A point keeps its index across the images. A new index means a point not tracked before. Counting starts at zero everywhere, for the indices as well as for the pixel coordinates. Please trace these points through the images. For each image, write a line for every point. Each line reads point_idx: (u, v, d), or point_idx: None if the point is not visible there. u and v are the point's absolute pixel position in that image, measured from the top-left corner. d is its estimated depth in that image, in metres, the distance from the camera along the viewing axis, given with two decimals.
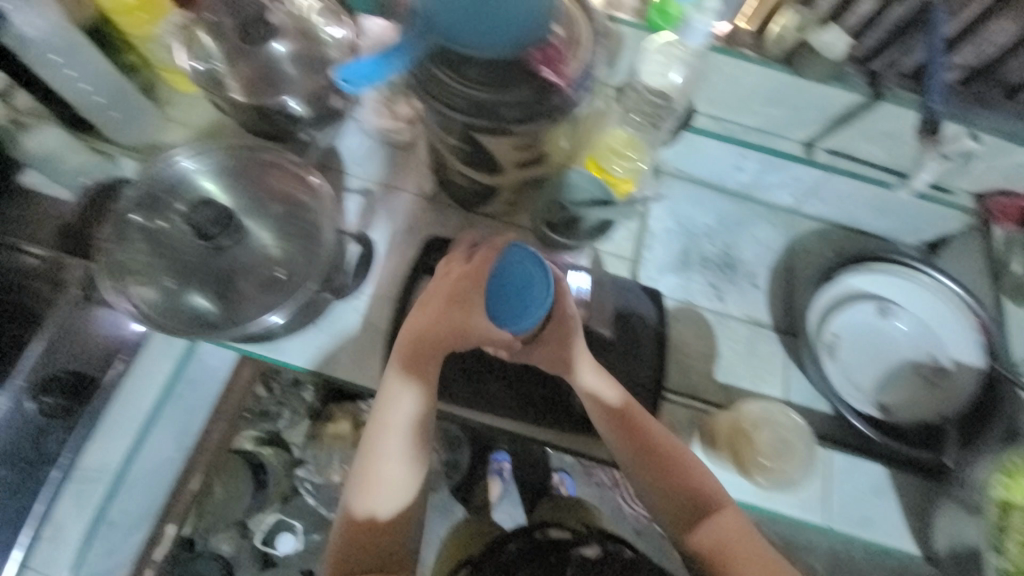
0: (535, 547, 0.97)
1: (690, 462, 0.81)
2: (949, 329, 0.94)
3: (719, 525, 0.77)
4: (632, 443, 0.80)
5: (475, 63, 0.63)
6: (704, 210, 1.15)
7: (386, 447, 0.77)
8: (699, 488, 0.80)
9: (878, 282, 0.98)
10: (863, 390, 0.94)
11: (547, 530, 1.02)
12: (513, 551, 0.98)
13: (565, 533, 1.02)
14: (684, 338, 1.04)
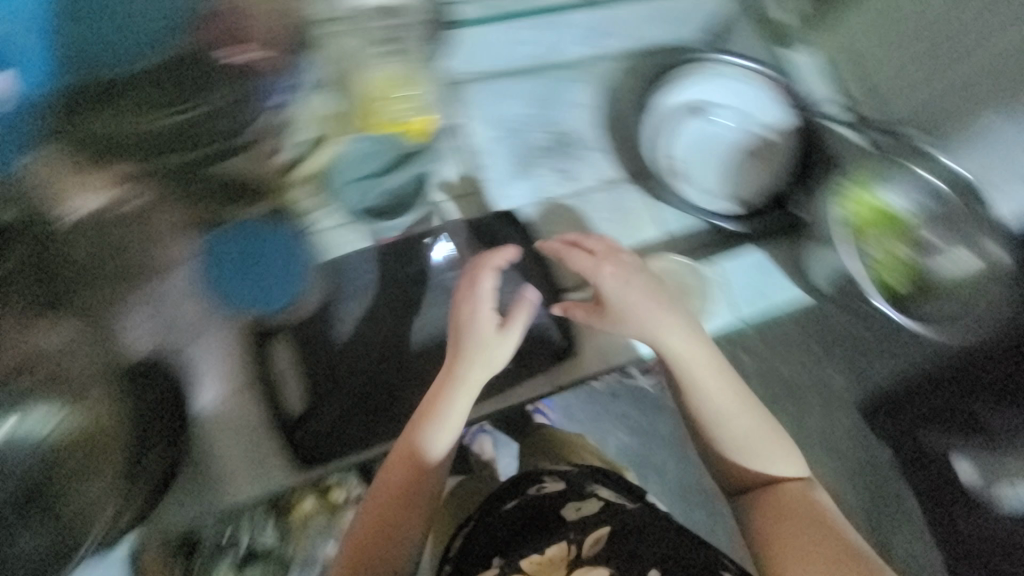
0: (530, 504, 0.84)
1: (711, 401, 0.76)
2: (758, 101, 1.00)
3: (784, 501, 0.74)
4: (722, 429, 0.76)
5: (145, 106, 0.76)
6: (512, 102, 1.07)
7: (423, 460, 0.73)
8: (707, 388, 0.76)
9: (686, 90, 1.01)
10: (718, 192, 1.01)
11: (543, 483, 0.87)
12: (507, 512, 0.84)
13: (561, 483, 0.86)
14: (562, 235, 1.04)
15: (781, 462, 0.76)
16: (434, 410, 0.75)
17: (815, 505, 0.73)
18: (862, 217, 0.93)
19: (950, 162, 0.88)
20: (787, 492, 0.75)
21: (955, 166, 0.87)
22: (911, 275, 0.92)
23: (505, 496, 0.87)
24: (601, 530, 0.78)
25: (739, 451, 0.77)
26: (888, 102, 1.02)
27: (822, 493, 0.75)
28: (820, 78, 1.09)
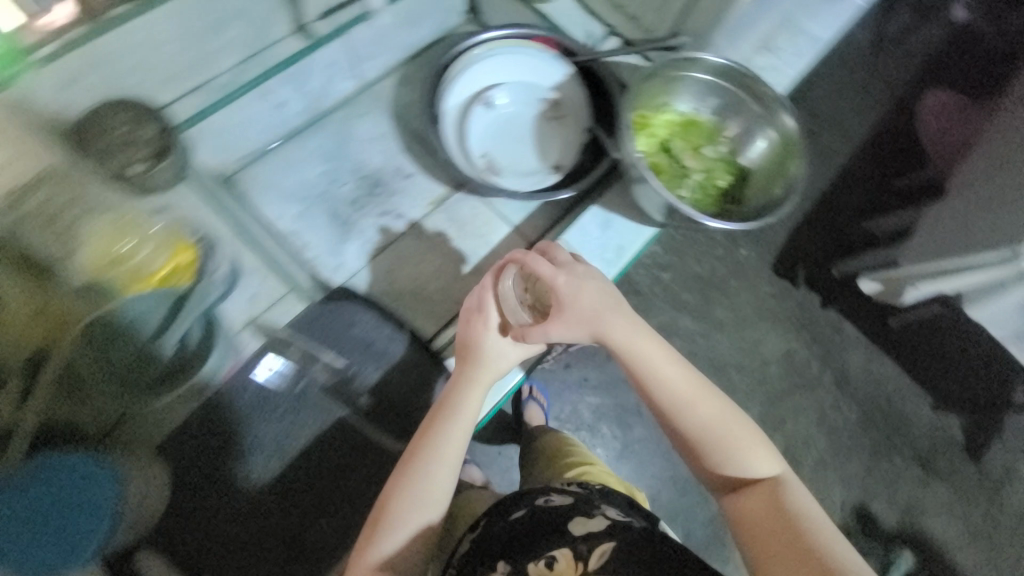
0: (537, 516, 0.82)
1: (687, 409, 0.76)
2: (529, 68, 1.00)
3: (765, 501, 0.71)
4: (703, 438, 0.75)
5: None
6: (305, 165, 1.01)
7: (434, 461, 0.73)
8: (666, 383, 0.77)
9: (459, 88, 0.98)
10: (537, 167, 0.98)
11: (550, 497, 0.85)
12: (512, 521, 0.82)
13: (570, 497, 0.84)
14: (415, 276, 0.98)
15: (756, 459, 0.75)
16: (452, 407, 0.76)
17: (785, 508, 0.69)
18: (670, 133, 0.94)
19: (713, 55, 0.89)
20: (760, 492, 0.72)
21: (720, 58, 0.88)
22: (737, 170, 0.94)
23: (512, 505, 0.85)
24: (604, 545, 0.74)
25: (721, 460, 0.75)
26: (651, 11, 0.99)
27: (794, 492, 0.71)
28: (584, 13, 1.07)
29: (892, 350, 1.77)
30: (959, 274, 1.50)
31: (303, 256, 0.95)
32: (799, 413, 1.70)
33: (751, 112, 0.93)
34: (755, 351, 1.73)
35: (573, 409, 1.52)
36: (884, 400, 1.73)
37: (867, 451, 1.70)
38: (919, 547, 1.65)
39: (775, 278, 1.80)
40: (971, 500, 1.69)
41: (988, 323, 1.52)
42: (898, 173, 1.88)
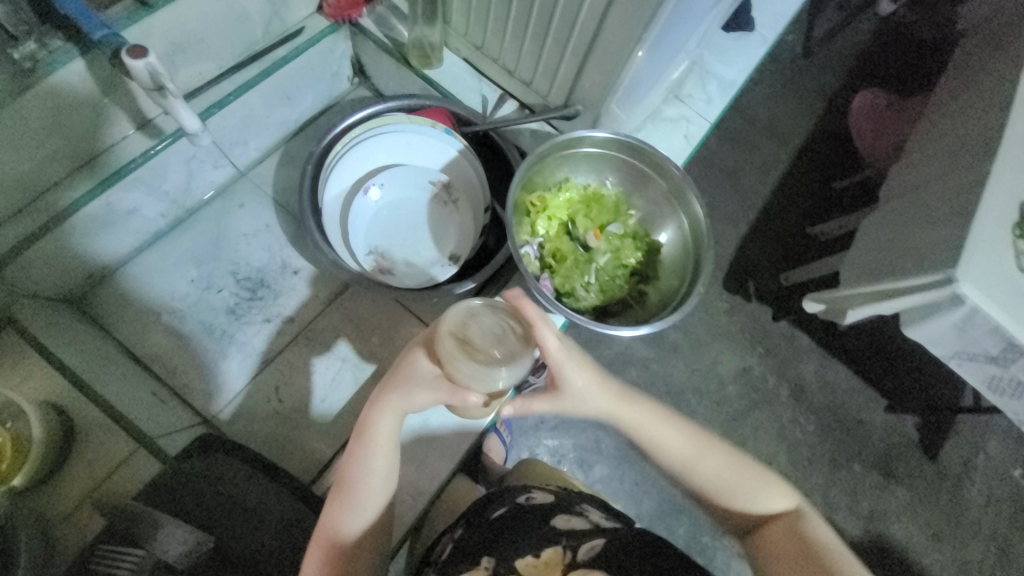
0: (522, 509, 0.72)
1: (681, 454, 0.67)
2: (419, 145, 0.92)
3: (781, 534, 0.63)
4: (708, 482, 0.67)
5: None
6: (170, 275, 0.89)
7: (370, 459, 0.62)
8: (661, 438, 0.67)
9: (339, 176, 0.89)
10: (434, 257, 0.91)
11: (529, 493, 0.75)
12: (491, 518, 0.72)
13: (553, 493, 0.76)
14: (306, 382, 0.87)
15: (770, 492, 0.66)
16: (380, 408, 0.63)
17: (810, 544, 0.61)
18: (571, 212, 0.88)
19: (599, 130, 0.83)
20: (778, 530, 0.64)
21: (607, 133, 0.82)
22: (647, 244, 0.88)
23: (489, 504, 0.75)
24: (594, 538, 0.64)
25: (736, 496, 0.66)
26: (540, 77, 0.91)
27: (817, 526, 0.62)
28: (475, 77, 0.99)
29: (845, 356, 1.75)
30: (902, 296, 1.31)
31: (173, 382, 0.84)
32: (760, 430, 1.63)
33: (653, 186, 0.87)
34: (711, 372, 1.67)
35: (531, 454, 1.40)
36: (840, 408, 1.69)
37: (826, 463, 1.63)
38: (895, 566, 1.54)
39: (727, 292, 1.78)
40: (942, 506, 1.62)
41: (930, 341, 1.38)
42: (836, 177, 1.96)
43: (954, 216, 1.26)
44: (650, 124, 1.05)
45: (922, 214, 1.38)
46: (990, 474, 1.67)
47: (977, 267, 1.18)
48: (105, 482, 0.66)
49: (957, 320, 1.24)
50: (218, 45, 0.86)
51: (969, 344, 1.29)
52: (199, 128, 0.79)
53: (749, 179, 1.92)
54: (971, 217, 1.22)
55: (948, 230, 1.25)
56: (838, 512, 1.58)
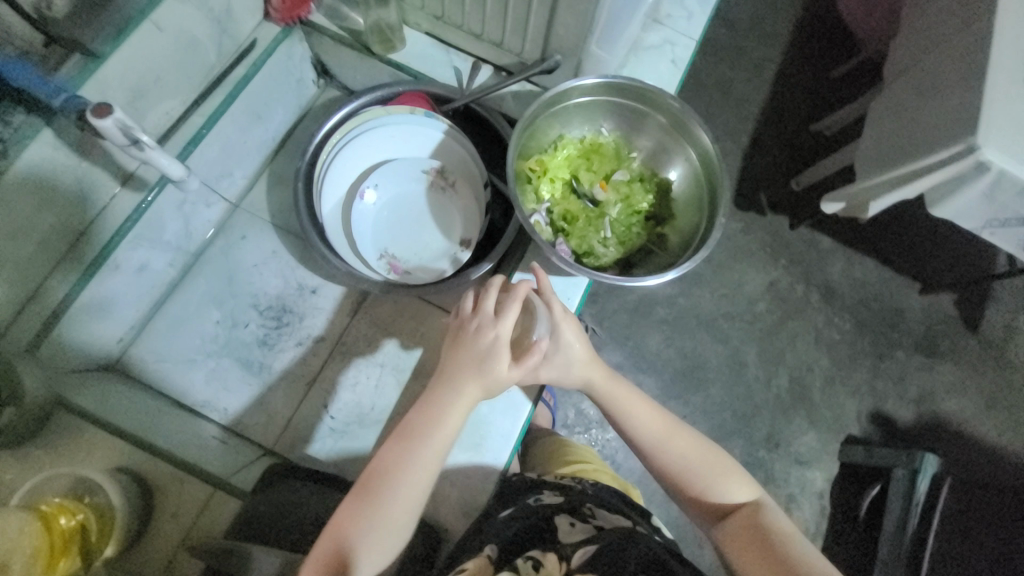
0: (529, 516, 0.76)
1: (661, 449, 0.75)
2: (404, 134, 0.89)
3: (743, 523, 0.70)
4: (682, 472, 0.74)
5: None
6: (196, 321, 0.90)
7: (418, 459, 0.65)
8: (648, 427, 0.76)
9: (331, 186, 0.87)
10: (445, 246, 0.89)
11: (541, 496, 0.81)
12: (502, 520, 0.76)
13: (561, 496, 0.80)
14: (352, 395, 0.88)
15: (733, 486, 0.73)
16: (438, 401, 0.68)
17: (769, 535, 0.67)
18: (572, 168, 0.85)
19: (586, 77, 0.78)
20: (741, 521, 0.70)
21: (595, 78, 0.78)
22: (656, 184, 0.85)
23: (501, 508, 0.79)
24: (588, 545, 0.68)
25: (703, 488, 0.73)
26: (510, 34, 0.86)
27: (773, 516, 0.69)
28: (443, 49, 0.95)
29: (870, 249, 1.70)
30: (924, 175, 1.25)
31: (227, 423, 0.86)
32: (797, 339, 1.62)
33: (653, 123, 0.83)
34: (739, 294, 1.65)
35: (577, 411, 1.43)
36: (874, 301, 1.66)
37: (869, 358, 1.62)
38: (953, 442, 1.56)
39: (740, 212, 1.73)
40: (992, 374, 1.61)
41: (959, 218, 1.34)
42: (832, 64, 1.85)
43: (966, 78, 1.19)
44: (633, 56, 1.00)
45: (933, 84, 1.29)
46: None
47: (996, 129, 1.12)
48: (193, 529, 0.70)
49: (985, 188, 1.19)
50: (178, 78, 0.83)
51: (999, 211, 1.25)
52: (185, 171, 0.80)
53: (742, 89, 1.83)
54: (986, 77, 1.14)
55: (963, 95, 1.18)
56: (889, 402, 1.59)
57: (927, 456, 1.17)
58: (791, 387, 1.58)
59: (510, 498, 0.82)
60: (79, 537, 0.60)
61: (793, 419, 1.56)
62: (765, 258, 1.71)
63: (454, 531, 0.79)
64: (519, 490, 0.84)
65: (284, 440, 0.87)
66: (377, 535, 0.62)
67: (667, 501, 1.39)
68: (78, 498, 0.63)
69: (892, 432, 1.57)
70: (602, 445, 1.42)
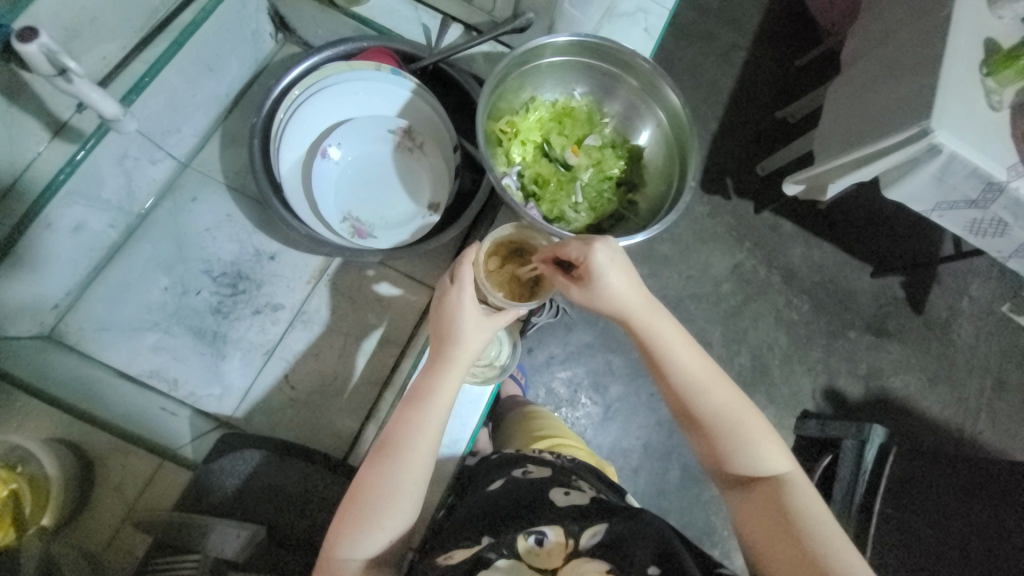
0: (519, 487, 0.76)
1: (702, 400, 0.68)
2: (369, 92, 0.85)
3: (769, 498, 0.64)
4: (712, 427, 0.68)
5: None
6: (141, 286, 0.84)
7: (412, 442, 0.61)
8: (686, 372, 0.69)
9: (290, 143, 0.83)
10: (413, 210, 0.85)
11: (527, 469, 0.80)
12: (490, 494, 0.75)
13: (547, 469, 0.80)
14: (314, 365, 0.85)
15: (764, 454, 0.67)
16: (422, 392, 0.63)
17: (789, 516, 0.62)
18: (544, 131, 0.83)
19: (559, 34, 0.76)
20: (760, 492, 0.65)
21: (569, 35, 0.75)
22: (628, 150, 0.84)
23: (488, 480, 0.80)
24: (597, 524, 0.68)
25: (730, 447, 0.68)
26: None
27: (798, 493, 0.63)
28: (410, 5, 0.91)
29: (828, 233, 1.77)
30: (880, 158, 1.30)
31: (177, 395, 0.80)
32: (760, 319, 1.68)
33: (627, 87, 0.82)
34: (705, 276, 1.68)
35: (548, 389, 1.44)
36: (831, 283, 1.73)
37: (824, 337, 1.69)
38: (898, 416, 1.65)
39: (707, 195, 1.76)
40: (934, 353, 1.72)
41: (912, 199, 1.40)
42: (797, 53, 1.90)
43: (926, 63, 1.23)
44: (606, 24, 0.99)
45: (892, 70, 1.33)
46: (975, 314, 1.76)
47: (948, 113, 1.17)
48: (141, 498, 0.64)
49: (938, 169, 1.24)
50: (115, 18, 0.75)
51: (949, 194, 1.30)
52: (119, 110, 0.72)
53: (712, 73, 1.85)
54: (943, 65, 1.19)
55: (919, 81, 1.23)
56: (841, 379, 1.67)
57: (874, 427, 1.23)
58: (752, 365, 1.64)
59: (490, 472, 0.81)
60: (10, 508, 0.56)
61: (754, 395, 1.61)
62: (731, 240, 1.75)
63: (422, 500, 0.77)
64: (499, 465, 0.83)
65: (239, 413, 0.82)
66: (398, 499, 0.60)
67: (633, 477, 1.42)
68: (11, 468, 0.58)
69: (844, 407, 1.64)
70: (571, 422, 1.43)
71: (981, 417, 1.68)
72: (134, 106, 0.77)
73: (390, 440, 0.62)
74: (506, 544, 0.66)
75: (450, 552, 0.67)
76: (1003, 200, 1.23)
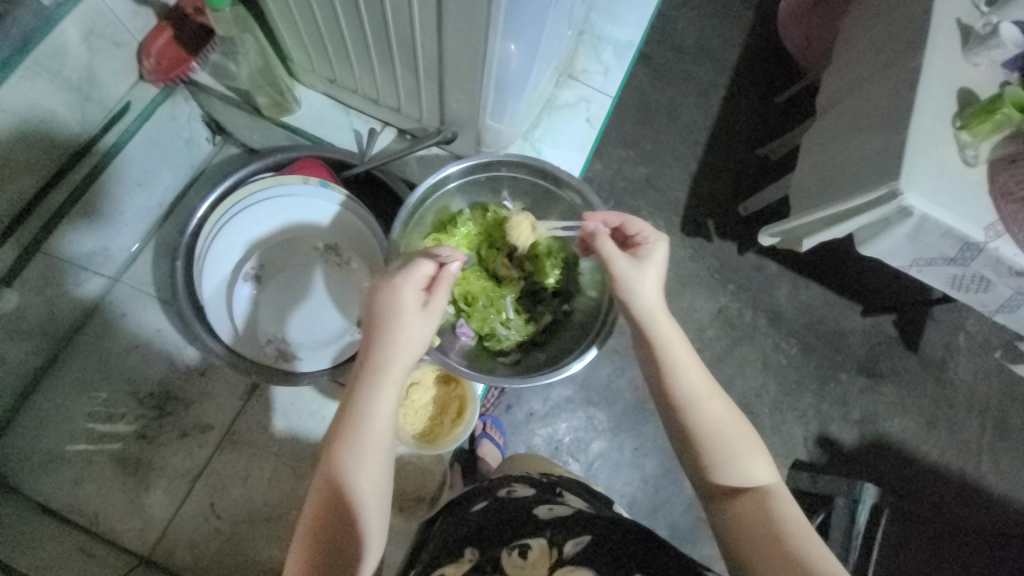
0: (501, 505, 0.67)
1: (692, 394, 0.58)
2: (295, 207, 0.83)
3: (755, 511, 0.53)
4: (709, 417, 0.57)
5: None
6: (67, 413, 0.82)
7: (353, 482, 0.48)
8: (684, 367, 0.59)
9: (216, 264, 0.81)
10: (341, 327, 0.83)
11: (511, 488, 0.72)
12: (473, 515, 0.68)
13: (532, 487, 0.71)
14: (243, 489, 0.83)
15: (752, 462, 0.56)
16: (355, 418, 0.50)
17: (775, 529, 0.51)
18: (474, 246, 0.81)
19: (466, 158, 0.75)
20: (743, 507, 0.53)
21: (473, 161, 0.75)
22: (563, 259, 0.80)
23: (473, 501, 0.72)
24: (580, 534, 0.58)
25: (723, 455, 0.55)
26: (406, 102, 0.81)
27: (783, 507, 0.52)
28: (342, 111, 0.91)
29: (815, 273, 1.47)
30: (847, 220, 1.04)
31: (97, 529, 0.78)
32: (746, 365, 1.40)
33: (553, 197, 0.79)
34: (689, 320, 1.41)
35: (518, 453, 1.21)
36: (819, 323, 1.44)
37: (814, 382, 1.41)
38: (899, 468, 1.37)
39: (687, 239, 1.46)
40: (931, 394, 1.42)
41: (884, 256, 1.10)
42: (774, 89, 1.58)
43: (899, 86, 0.99)
44: (547, 114, 0.98)
45: (848, 120, 1.11)
46: (972, 351, 1.45)
47: (920, 172, 0.92)
48: None
49: (908, 231, 0.97)
50: (32, 155, 0.73)
51: (925, 251, 1.01)
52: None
53: (700, 78, 1.57)
54: (919, 87, 0.94)
55: (936, 100, 0.95)
56: (858, 437, 1.39)
57: (866, 486, 1.15)
58: None
59: (477, 494, 0.73)
60: None
61: None
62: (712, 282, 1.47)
63: None
64: (489, 486, 0.75)
65: (162, 547, 0.80)
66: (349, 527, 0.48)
67: None
68: None
69: (839, 460, 1.37)
70: None
71: (991, 464, 1.39)
72: (60, 232, 0.79)
73: (333, 455, 0.50)
74: (493, 561, 0.59)
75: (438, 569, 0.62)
76: (983, 260, 0.95)
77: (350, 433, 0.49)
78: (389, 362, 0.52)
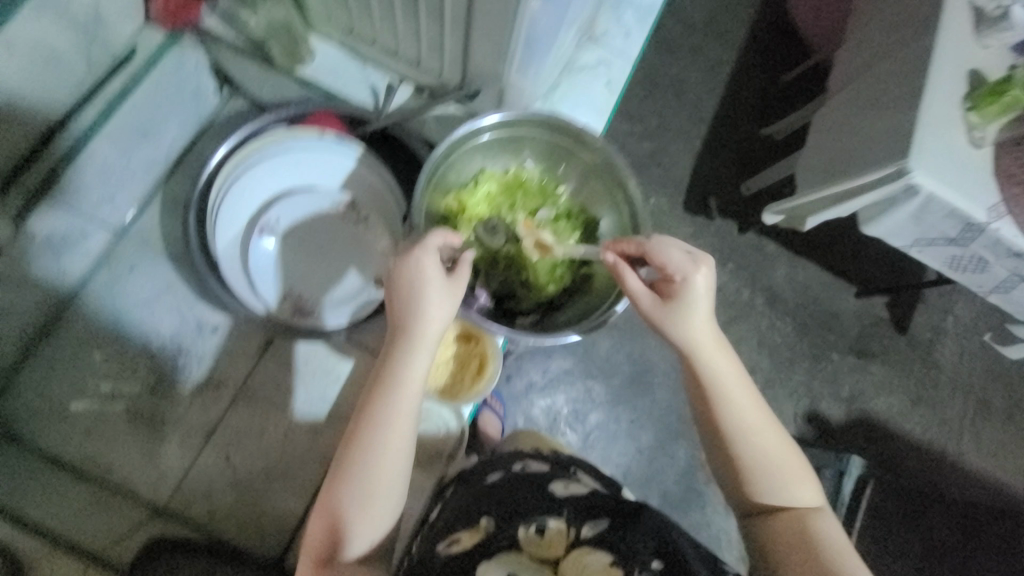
0: (519, 479, 0.66)
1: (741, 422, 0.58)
2: (309, 163, 0.82)
3: (800, 533, 0.55)
4: (758, 441, 0.58)
5: None
6: (76, 365, 0.80)
7: (384, 440, 0.52)
8: (733, 401, 0.59)
9: (229, 217, 0.79)
10: (359, 284, 0.82)
11: (527, 461, 0.69)
12: (489, 485, 0.66)
13: (547, 463, 0.69)
14: (256, 445, 0.83)
15: (795, 487, 0.58)
16: (388, 382, 0.53)
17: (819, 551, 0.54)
18: (494, 206, 0.80)
19: (492, 112, 0.74)
20: (782, 527, 0.57)
21: (500, 114, 0.73)
22: (582, 220, 0.80)
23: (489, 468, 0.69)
24: (598, 516, 0.62)
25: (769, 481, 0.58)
26: (426, 56, 0.79)
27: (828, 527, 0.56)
28: (358, 63, 0.87)
29: (813, 254, 1.48)
30: (853, 197, 1.04)
31: (110, 480, 0.78)
32: (742, 342, 1.42)
33: (576, 156, 0.79)
34: None
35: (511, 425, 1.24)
36: (814, 304, 1.46)
37: (806, 360, 1.44)
38: (883, 444, 1.42)
39: (690, 216, 1.46)
40: (918, 373, 1.46)
41: (885, 236, 1.11)
42: (782, 66, 1.56)
43: (913, 62, 0.99)
44: (566, 76, 0.96)
45: (857, 98, 1.11)
46: (960, 333, 1.48)
47: (928, 145, 0.92)
48: None
49: (913, 210, 0.98)
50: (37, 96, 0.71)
51: (926, 231, 1.02)
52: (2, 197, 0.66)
53: (710, 53, 1.54)
54: (930, 65, 0.94)
55: (951, 76, 0.95)
56: (846, 414, 1.42)
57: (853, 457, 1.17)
58: None
59: (493, 461, 0.70)
60: None
61: None
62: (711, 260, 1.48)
63: None
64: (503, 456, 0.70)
65: (176, 499, 0.80)
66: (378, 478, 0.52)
67: None
68: None
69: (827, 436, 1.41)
70: None
71: (972, 442, 1.44)
72: None
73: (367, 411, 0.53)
74: (511, 539, 0.60)
75: (452, 535, 0.61)
76: (983, 241, 0.97)
77: (385, 391, 0.52)
78: (420, 328, 0.54)
